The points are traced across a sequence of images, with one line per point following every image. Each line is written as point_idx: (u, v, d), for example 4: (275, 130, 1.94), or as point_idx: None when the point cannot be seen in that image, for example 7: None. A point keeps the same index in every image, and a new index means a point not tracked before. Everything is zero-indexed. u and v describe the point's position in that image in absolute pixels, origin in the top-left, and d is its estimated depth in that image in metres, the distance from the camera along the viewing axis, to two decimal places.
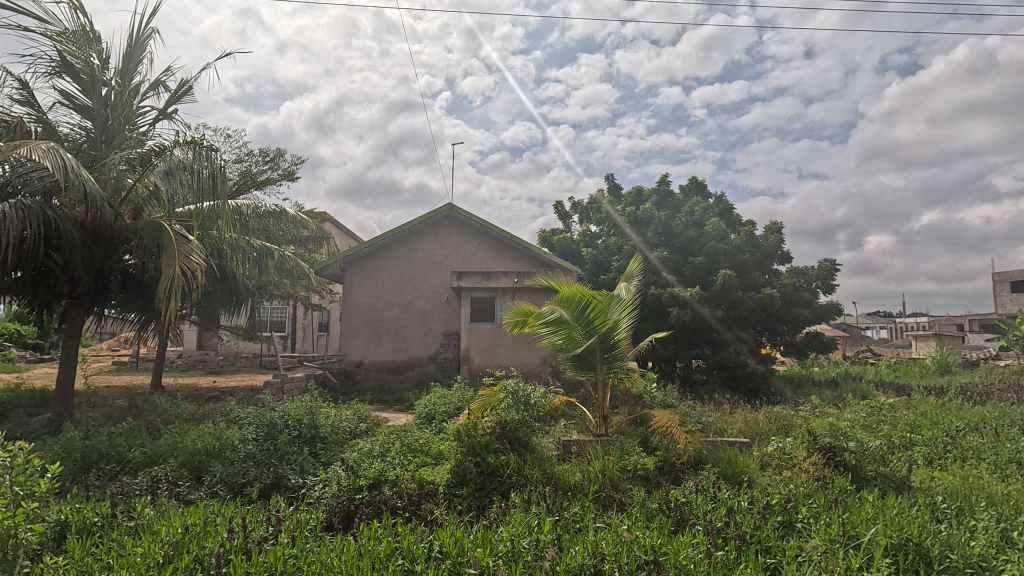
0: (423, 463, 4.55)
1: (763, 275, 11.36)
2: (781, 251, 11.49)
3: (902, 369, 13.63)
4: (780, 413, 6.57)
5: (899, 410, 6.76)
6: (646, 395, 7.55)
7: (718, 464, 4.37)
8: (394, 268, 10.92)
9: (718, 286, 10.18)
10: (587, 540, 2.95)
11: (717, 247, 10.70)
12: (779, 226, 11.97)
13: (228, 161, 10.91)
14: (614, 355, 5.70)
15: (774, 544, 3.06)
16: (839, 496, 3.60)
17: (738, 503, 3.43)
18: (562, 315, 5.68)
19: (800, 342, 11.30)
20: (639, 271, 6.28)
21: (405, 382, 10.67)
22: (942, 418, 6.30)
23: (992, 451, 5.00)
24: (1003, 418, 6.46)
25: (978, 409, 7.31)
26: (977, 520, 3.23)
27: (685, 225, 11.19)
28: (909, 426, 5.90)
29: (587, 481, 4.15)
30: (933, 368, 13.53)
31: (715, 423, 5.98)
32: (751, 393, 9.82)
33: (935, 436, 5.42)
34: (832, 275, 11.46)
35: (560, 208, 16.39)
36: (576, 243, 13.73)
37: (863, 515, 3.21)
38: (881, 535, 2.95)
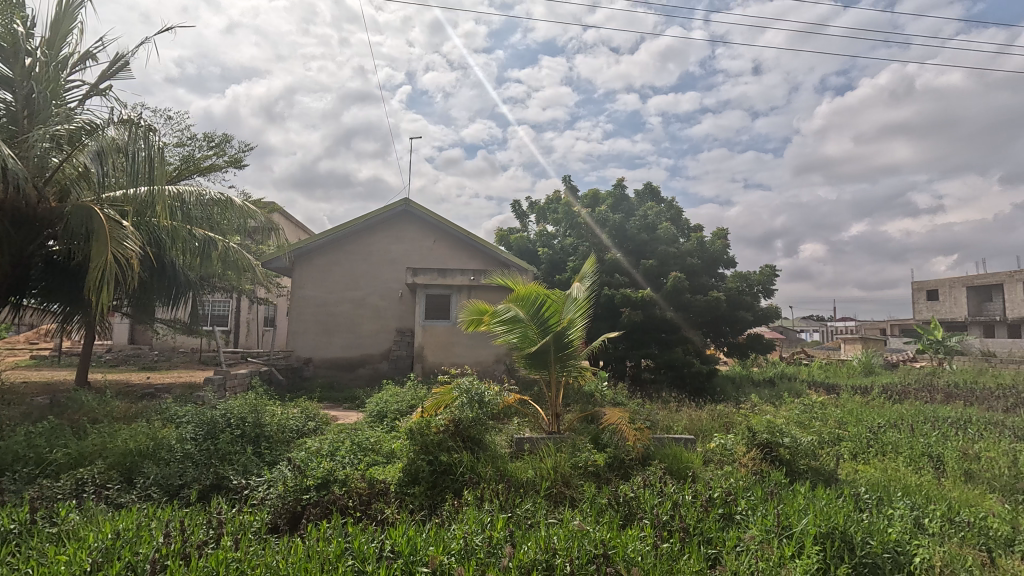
0: (374, 463, 4.47)
1: (710, 278, 11.86)
2: (727, 256, 12.04)
3: (832, 369, 14.58)
4: (722, 410, 6.91)
5: (829, 408, 7.23)
6: (598, 394, 7.74)
7: (665, 460, 4.56)
8: (347, 262, 10.66)
9: (669, 287, 10.53)
10: (539, 536, 2.99)
11: (668, 251, 11.09)
12: (726, 232, 12.53)
13: (169, 145, 10.31)
14: (568, 354, 5.81)
15: (715, 535, 3.21)
16: (776, 489, 3.83)
17: (683, 497, 3.58)
18: (517, 313, 5.74)
19: (742, 344, 11.87)
20: (593, 273, 6.39)
21: (356, 380, 10.43)
22: (866, 416, 6.79)
23: (908, 446, 5.43)
24: (919, 415, 7.04)
25: (897, 407, 7.93)
26: (895, 509, 3.51)
27: (639, 229, 11.54)
28: (836, 423, 6.35)
29: (539, 478, 4.22)
30: (859, 369, 14.56)
31: (663, 420, 6.22)
32: (696, 391, 10.24)
33: (859, 433, 5.84)
34: (772, 280, 12.09)
35: (518, 208, 16.46)
36: (532, 242, 13.84)
37: (795, 507, 3.41)
38: (812, 525, 3.15)
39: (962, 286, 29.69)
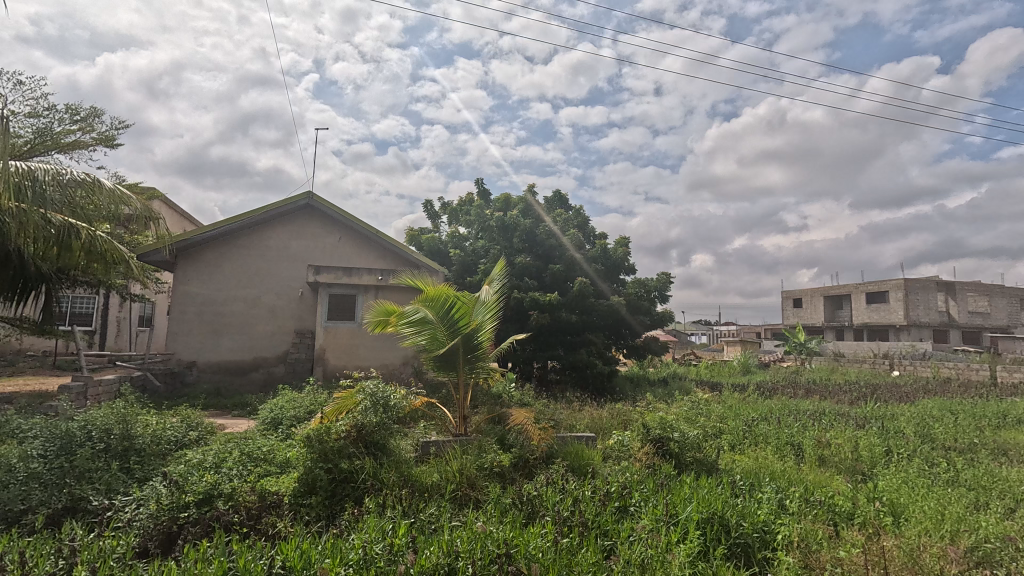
0: (266, 473, 4.15)
1: (612, 284, 12.53)
2: (628, 263, 12.79)
3: (716, 369, 16.03)
4: (620, 408, 7.32)
5: (712, 404, 7.94)
6: (505, 395, 7.84)
7: (567, 458, 4.73)
8: (241, 257, 9.84)
9: (575, 292, 10.95)
10: (442, 540, 2.96)
11: (575, 257, 11.54)
12: (628, 240, 13.31)
13: (19, 114, 8.84)
14: (477, 356, 5.82)
15: (611, 527, 3.38)
16: (665, 481, 4.12)
17: (582, 493, 3.73)
18: (426, 315, 5.64)
19: (640, 346, 12.68)
20: (502, 276, 6.47)
21: (248, 385, 9.65)
22: (743, 411, 7.55)
23: (776, 436, 6.12)
24: (785, 409, 7.97)
25: (767, 402, 8.92)
26: (763, 493, 3.92)
27: (548, 234, 11.89)
28: (717, 418, 6.98)
29: (444, 481, 4.19)
30: (738, 369, 16.15)
31: (566, 419, 6.45)
32: (597, 391, 10.75)
33: (736, 426, 6.47)
34: (667, 287, 13.04)
35: (429, 208, 16.23)
36: (443, 243, 13.72)
37: (682, 496, 3.69)
38: (695, 511, 3.43)
39: (820, 295, 34.16)
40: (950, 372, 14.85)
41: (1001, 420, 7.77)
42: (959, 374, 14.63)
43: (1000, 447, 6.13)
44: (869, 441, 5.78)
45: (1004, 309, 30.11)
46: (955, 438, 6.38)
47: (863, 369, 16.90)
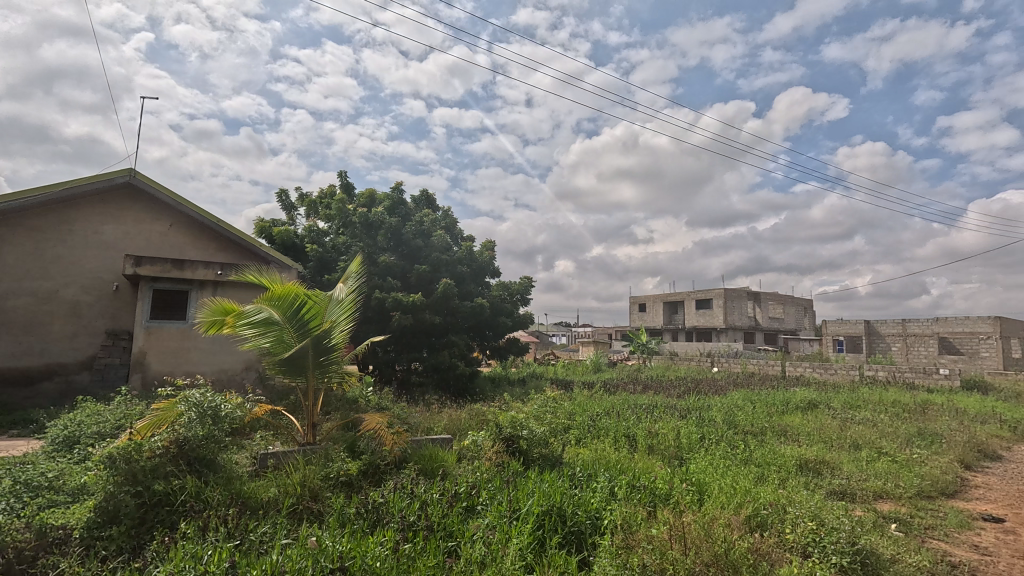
0: (49, 504, 3.44)
1: (477, 286, 12.77)
2: (493, 266, 13.11)
3: (571, 368, 17.19)
4: (478, 409, 7.46)
5: (563, 402, 8.48)
6: (361, 399, 7.51)
7: (420, 461, 4.68)
8: (32, 241, 8.09)
9: (439, 293, 10.90)
10: (269, 562, 2.72)
11: (441, 258, 11.50)
12: (493, 244, 13.65)
13: None
14: (329, 359, 5.49)
15: (456, 528, 3.41)
16: (512, 478, 4.28)
17: (430, 496, 3.72)
18: (271, 315, 5.16)
19: (501, 347, 13.08)
20: (359, 275, 6.19)
21: (37, 397, 7.93)
22: (590, 406, 8.19)
23: (615, 429, 6.73)
24: (625, 404, 8.82)
25: (611, 398, 9.78)
26: (597, 483, 4.28)
27: (414, 234, 11.70)
28: (566, 414, 7.47)
29: (282, 496, 3.87)
30: (590, 367, 17.50)
31: (423, 422, 6.38)
32: (459, 392, 10.84)
33: (582, 421, 6.99)
34: (529, 290, 13.65)
35: (285, 199, 14.94)
36: (299, 237, 12.71)
37: (525, 491, 3.87)
38: (535, 505, 3.61)
39: (660, 301, 38.56)
40: (753, 367, 17.79)
41: (784, 407, 9.49)
42: (760, 369, 17.60)
43: (782, 429, 7.49)
44: (688, 430, 6.65)
45: (793, 316, 36.98)
46: (751, 423, 7.65)
47: (690, 366, 19.46)
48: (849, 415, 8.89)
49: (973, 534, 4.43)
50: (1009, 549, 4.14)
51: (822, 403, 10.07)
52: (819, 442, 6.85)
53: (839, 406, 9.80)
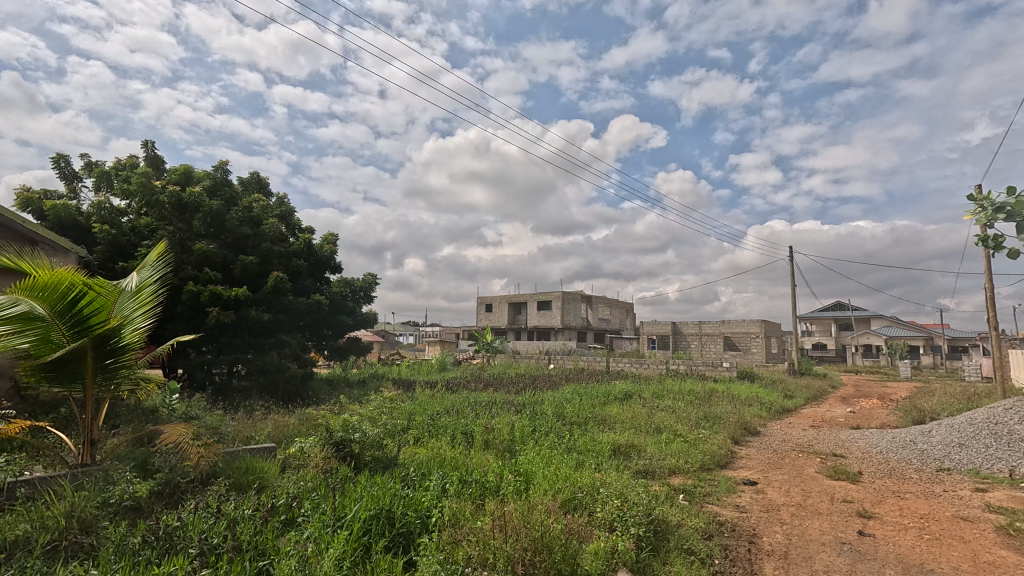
0: None
1: (315, 282, 11.92)
2: (333, 261, 12.34)
3: (415, 368, 16.98)
4: (308, 413, 6.93)
5: (403, 402, 8.31)
6: (162, 409, 6.40)
7: (232, 476, 4.17)
8: None
9: (269, 288, 9.82)
10: None
11: (272, 249, 10.44)
12: (335, 237, 12.85)
13: None
14: (116, 362, 4.59)
15: (269, 545, 3.10)
16: (339, 484, 4.05)
17: (241, 513, 3.32)
18: (31, 309, 4.08)
19: (340, 347, 12.37)
20: (160, 265, 5.29)
21: None
22: (430, 405, 8.16)
23: (452, 426, 6.79)
24: (465, 401, 9.00)
25: (452, 396, 9.88)
26: (430, 481, 4.28)
27: (240, 221, 10.48)
28: (406, 414, 7.33)
29: (37, 533, 3.12)
30: (435, 367, 17.50)
31: (241, 432, 5.71)
32: (289, 397, 9.97)
33: (421, 421, 6.92)
34: (373, 288, 13.15)
35: (65, 166, 12.15)
36: (84, 214, 10.44)
37: (352, 496, 3.68)
38: (362, 510, 3.46)
39: (505, 302, 40.23)
40: (583, 363, 19.56)
41: (605, 398, 10.60)
42: (589, 365, 19.43)
43: (602, 418, 8.34)
44: (521, 424, 7.02)
45: (618, 317, 41.60)
46: (577, 414, 8.38)
47: (529, 364, 20.64)
48: (655, 404, 10.28)
49: (736, 497, 5.44)
50: (757, 504, 5.20)
51: (636, 393, 11.49)
52: (630, 428, 7.79)
53: (648, 396, 11.28)
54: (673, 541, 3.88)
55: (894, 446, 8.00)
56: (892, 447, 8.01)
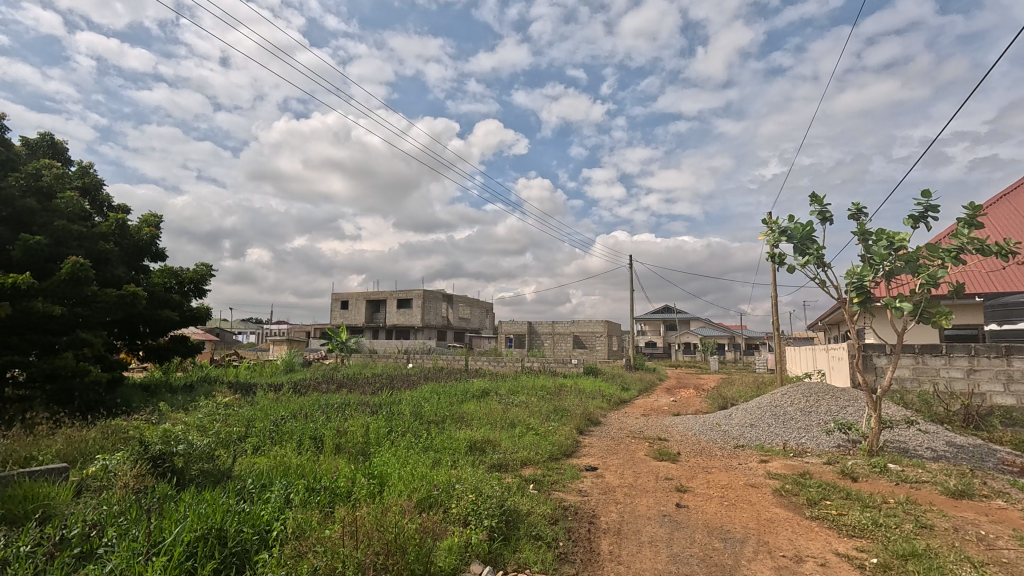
0: None
1: (129, 271, 10.15)
2: (155, 247, 10.61)
3: (256, 370, 15.37)
4: (115, 425, 5.82)
5: (240, 407, 7.45)
6: None
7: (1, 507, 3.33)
8: None
9: (63, 276, 8.04)
10: None
11: (68, 229, 8.60)
12: (157, 219, 11.05)
13: None
14: None
15: None
16: (155, 505, 3.48)
17: (13, 552, 2.66)
18: None
19: (162, 347, 10.79)
20: None
21: None
22: (273, 410, 7.44)
23: (299, 431, 6.27)
24: (314, 404, 8.39)
25: (300, 399, 9.14)
26: (271, 493, 3.90)
27: (22, 190, 8.51)
28: (243, 421, 6.59)
29: None
30: (280, 368, 16.03)
31: (15, 452, 4.58)
32: (88, 407, 8.26)
33: (262, 427, 6.29)
34: (206, 280, 11.60)
35: None
36: None
37: (173, 517, 3.19)
38: (186, 531, 3.02)
39: (363, 300, 38.46)
40: (442, 362, 19.55)
41: (463, 396, 10.73)
42: (448, 364, 19.50)
43: (459, 416, 8.43)
44: (376, 425, 6.76)
45: (478, 316, 42.44)
46: (434, 413, 8.35)
47: (387, 363, 20.02)
48: (510, 400, 10.70)
49: (579, 482, 5.92)
50: (597, 488, 5.73)
51: (493, 390, 11.82)
52: (486, 425, 8.00)
53: (505, 392, 11.70)
54: (523, 529, 4.09)
55: (705, 429, 9.41)
56: (703, 430, 9.42)
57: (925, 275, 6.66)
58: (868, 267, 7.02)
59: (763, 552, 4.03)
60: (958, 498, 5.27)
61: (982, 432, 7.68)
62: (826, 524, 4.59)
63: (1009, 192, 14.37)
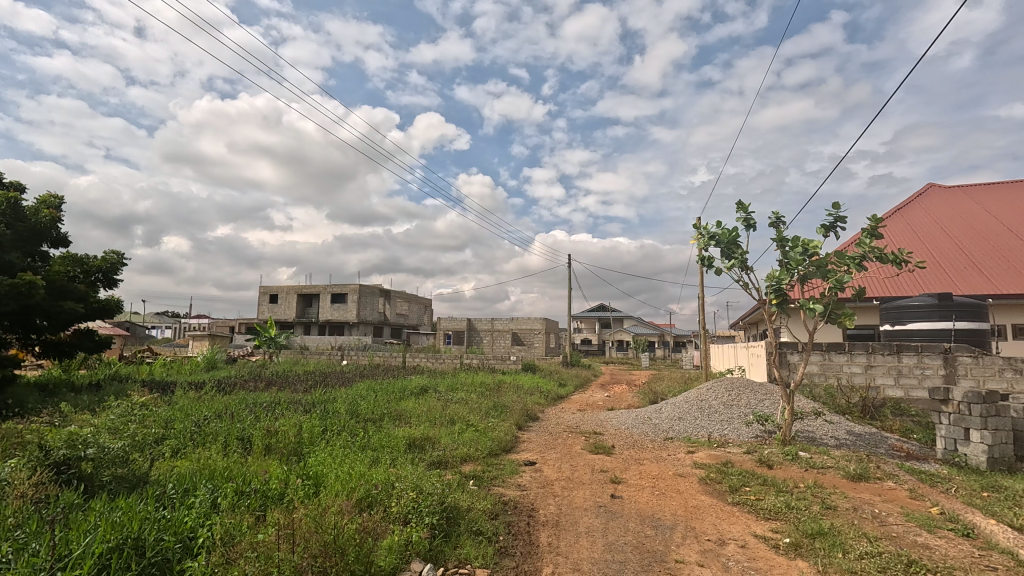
0: None
1: (24, 258, 9.10)
2: (56, 232, 9.60)
3: (173, 368, 14.26)
4: (6, 429, 5.20)
5: (156, 408, 6.89)
6: None
7: None
8: None
9: None
10: None
11: None
12: (58, 201, 9.99)
13: None
14: None
15: None
16: (59, 516, 3.14)
17: None
18: None
19: (64, 342, 9.78)
20: None
21: None
22: (193, 411, 6.94)
23: (225, 432, 5.89)
24: (240, 404, 7.91)
25: (224, 399, 8.59)
26: (195, 498, 3.65)
27: None
28: (160, 422, 6.10)
29: None
30: (200, 366, 14.95)
31: None
32: None
33: (182, 429, 5.85)
34: (117, 269, 10.63)
35: None
36: None
37: (81, 528, 2.91)
38: (98, 542, 2.76)
39: (294, 294, 36.71)
40: (379, 359, 19.06)
41: (401, 394, 10.53)
42: (385, 361, 19.05)
43: (397, 414, 8.27)
44: (310, 425, 6.50)
45: (416, 312, 41.74)
46: (371, 411, 8.13)
47: (320, 360, 19.23)
48: (449, 397, 10.62)
49: (518, 477, 6.00)
50: (536, 482, 5.83)
51: (431, 388, 11.69)
52: (425, 422, 7.91)
53: (443, 389, 11.61)
54: (464, 525, 4.09)
55: (637, 423, 9.83)
56: (635, 423, 9.82)
57: (834, 279, 7.33)
58: (785, 271, 7.60)
59: (691, 537, 4.28)
60: (857, 480, 5.86)
61: (877, 421, 8.60)
62: (746, 509, 4.95)
63: (901, 207, 16.08)
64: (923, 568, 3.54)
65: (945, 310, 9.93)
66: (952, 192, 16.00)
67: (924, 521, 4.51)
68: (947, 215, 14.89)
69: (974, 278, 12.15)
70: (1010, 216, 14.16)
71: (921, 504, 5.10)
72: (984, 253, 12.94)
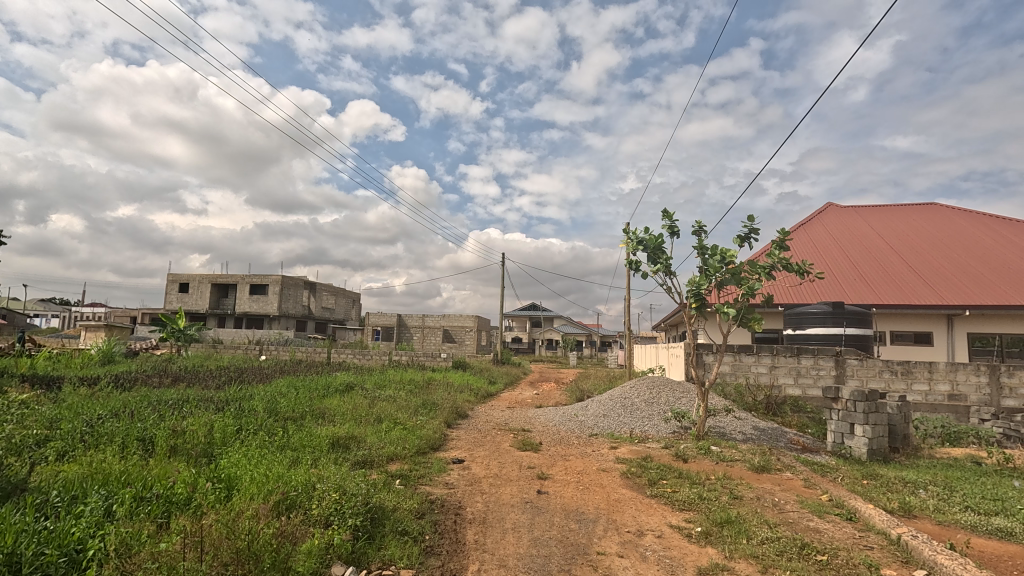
0: None
1: None
2: None
3: (62, 361, 12.79)
4: None
5: (38, 406, 6.14)
6: None
7: None
8: None
9: None
10: None
11: None
12: None
13: None
14: None
15: None
16: None
17: None
18: None
19: None
20: None
21: None
22: (85, 409, 6.26)
23: (122, 433, 5.34)
24: (142, 401, 7.24)
25: (122, 395, 7.82)
26: (85, 505, 3.30)
27: None
28: (43, 423, 5.43)
29: None
30: (94, 359, 13.52)
31: None
32: None
33: (70, 429, 5.24)
34: None
35: None
36: None
37: None
38: None
39: (208, 283, 34.13)
40: (301, 354, 18.18)
41: (324, 391, 10.10)
42: (308, 356, 18.19)
43: (320, 411, 7.92)
44: (223, 423, 6.07)
45: (343, 306, 40.19)
46: (292, 409, 7.76)
47: (235, 355, 18.01)
48: (377, 394, 10.33)
49: (446, 475, 5.96)
50: (463, 480, 5.81)
51: (357, 385, 11.32)
52: (350, 420, 7.63)
53: (370, 387, 11.27)
54: (389, 525, 4.00)
55: (564, 420, 10.10)
56: (563, 420, 10.10)
57: (746, 286, 7.91)
58: (704, 276, 8.08)
59: (612, 529, 4.46)
60: (760, 472, 6.37)
61: (778, 417, 9.48)
62: (662, 501, 5.23)
63: (806, 223, 17.65)
64: (814, 549, 3.91)
65: (838, 316, 11.03)
66: (847, 212, 17.81)
67: (816, 507, 4.99)
68: (843, 232, 16.56)
69: (862, 290, 13.58)
70: (892, 236, 15.98)
71: (813, 492, 5.65)
72: (871, 268, 14.50)
